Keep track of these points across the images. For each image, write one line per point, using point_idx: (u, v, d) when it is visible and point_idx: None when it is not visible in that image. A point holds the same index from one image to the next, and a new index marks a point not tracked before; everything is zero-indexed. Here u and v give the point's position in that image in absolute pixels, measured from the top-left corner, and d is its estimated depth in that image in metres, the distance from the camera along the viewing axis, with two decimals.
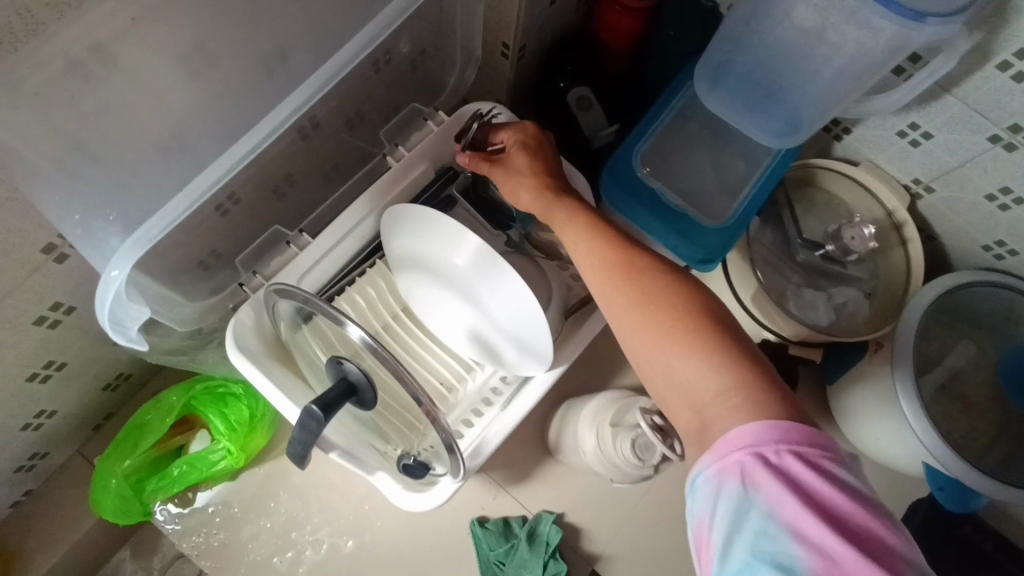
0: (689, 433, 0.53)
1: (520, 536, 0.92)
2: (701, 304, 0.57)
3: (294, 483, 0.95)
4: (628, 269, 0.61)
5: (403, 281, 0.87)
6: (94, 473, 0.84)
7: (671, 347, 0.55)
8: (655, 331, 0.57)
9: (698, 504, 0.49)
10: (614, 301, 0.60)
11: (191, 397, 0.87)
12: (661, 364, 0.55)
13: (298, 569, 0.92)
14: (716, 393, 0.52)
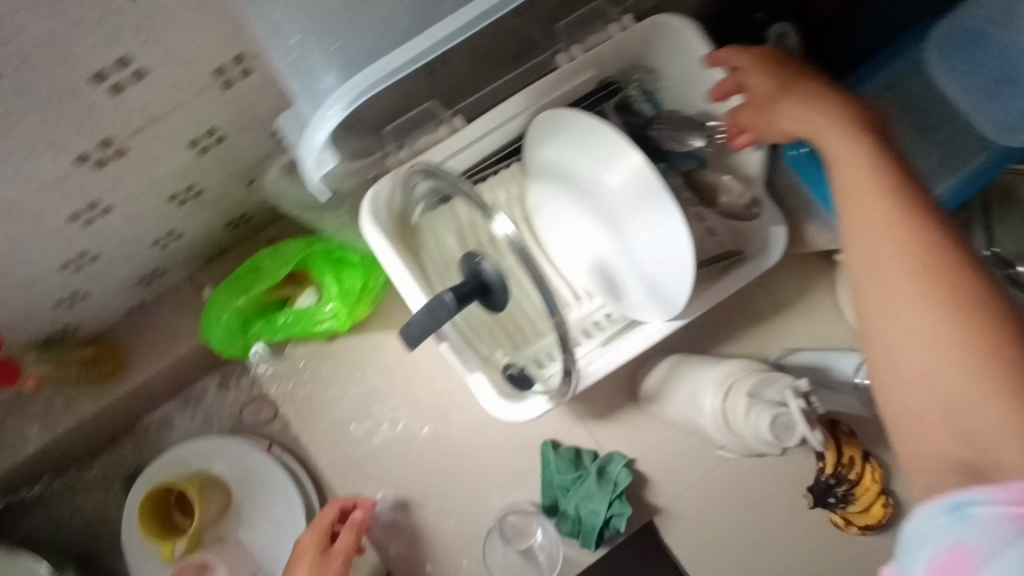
0: (950, 460, 0.45)
1: (589, 469, 0.91)
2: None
3: (382, 360, 0.96)
4: (930, 253, 0.50)
5: (536, 190, 0.82)
6: (208, 303, 0.85)
7: (970, 363, 0.45)
8: (934, 316, 0.47)
9: (968, 534, 0.41)
10: (900, 285, 0.50)
11: (309, 254, 0.86)
12: (943, 376, 0.46)
13: (370, 440, 0.94)
14: (1011, 435, 0.43)
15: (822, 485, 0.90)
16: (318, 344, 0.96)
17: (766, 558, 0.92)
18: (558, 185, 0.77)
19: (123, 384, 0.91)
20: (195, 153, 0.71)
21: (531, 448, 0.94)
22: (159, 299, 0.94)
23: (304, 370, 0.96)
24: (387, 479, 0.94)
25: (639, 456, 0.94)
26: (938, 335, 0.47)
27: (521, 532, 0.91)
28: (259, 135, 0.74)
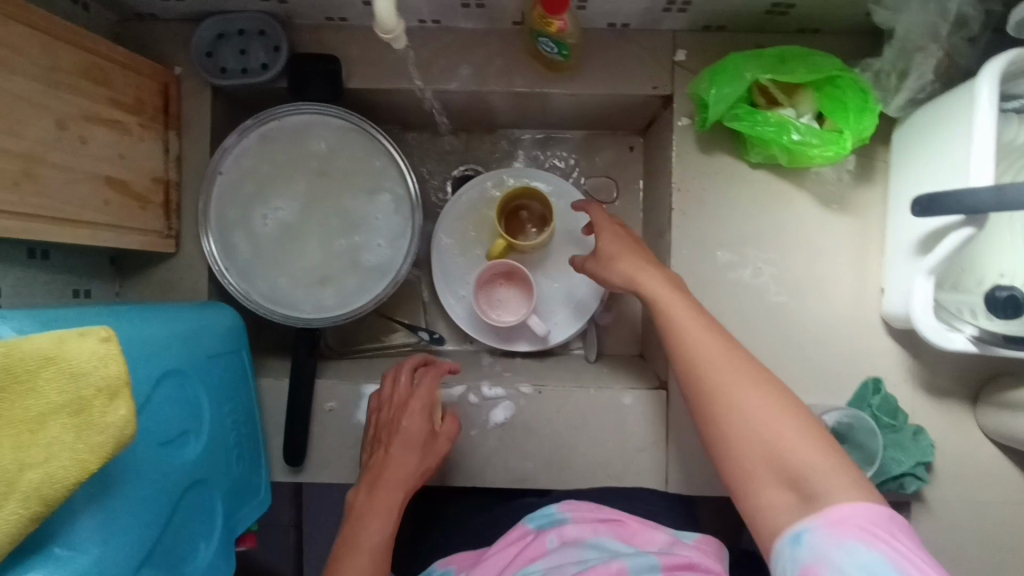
0: (782, 485, 0.65)
1: (906, 426, 0.90)
2: (752, 373, 0.70)
3: (782, 213, 0.94)
4: (743, 369, 0.70)
5: None
6: (732, 58, 0.82)
7: (788, 426, 0.66)
8: (760, 401, 0.68)
9: (802, 555, 0.60)
10: (733, 442, 0.68)
11: (843, 77, 0.81)
12: (782, 505, 0.64)
13: (728, 273, 0.94)
14: (811, 462, 0.64)
15: None
16: (739, 165, 0.93)
17: None
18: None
19: (569, 86, 0.93)
20: None
21: (851, 374, 0.94)
22: (639, 33, 0.92)
23: (710, 179, 0.93)
24: (720, 318, 0.94)
25: (937, 442, 0.94)
26: (749, 380, 0.69)
27: None
28: None
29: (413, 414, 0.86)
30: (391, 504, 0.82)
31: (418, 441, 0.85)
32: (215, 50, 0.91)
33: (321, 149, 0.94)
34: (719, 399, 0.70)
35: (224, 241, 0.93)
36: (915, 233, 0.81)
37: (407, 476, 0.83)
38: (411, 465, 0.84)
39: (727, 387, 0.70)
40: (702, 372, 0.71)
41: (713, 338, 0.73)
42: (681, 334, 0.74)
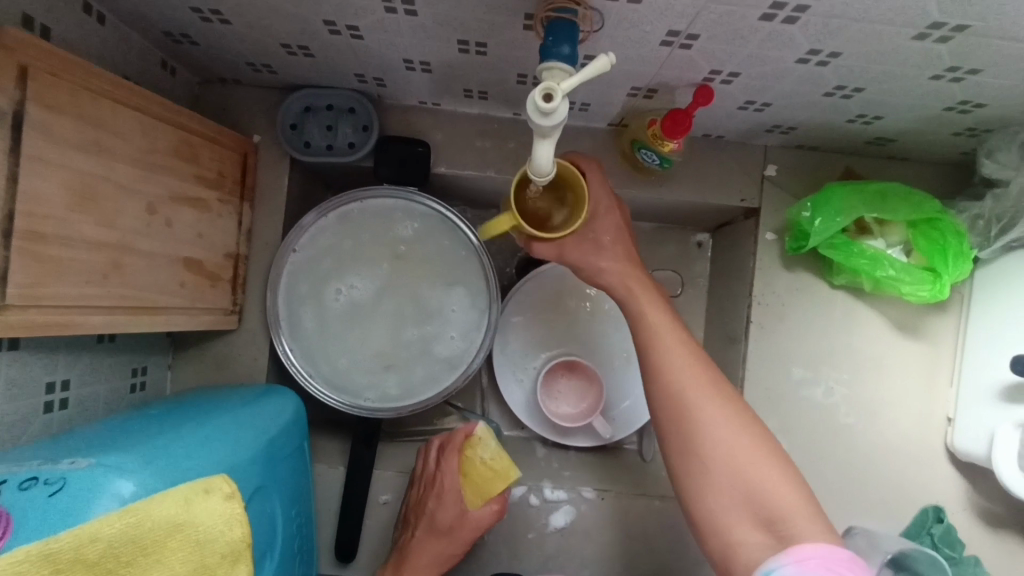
0: (763, 529, 0.63)
1: (964, 558, 0.90)
2: (728, 399, 0.69)
3: (860, 336, 0.93)
4: (719, 388, 0.69)
5: None
6: (835, 188, 0.83)
7: (747, 445, 0.66)
8: (729, 419, 0.67)
9: None
10: (692, 452, 0.67)
11: (944, 220, 0.81)
12: (730, 499, 0.65)
13: (801, 390, 0.93)
14: (780, 493, 0.63)
15: None
16: (821, 284, 0.92)
17: None
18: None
19: (657, 190, 0.92)
20: None
21: (914, 501, 0.93)
22: (732, 146, 0.92)
23: (790, 296, 0.92)
24: (790, 436, 0.92)
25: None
26: (727, 415, 0.68)
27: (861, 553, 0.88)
28: None
29: (448, 500, 0.83)
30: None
31: (455, 518, 0.83)
32: (300, 124, 0.88)
33: (402, 235, 0.91)
34: (696, 433, 0.67)
35: (291, 320, 0.89)
36: (1000, 377, 0.82)
37: (435, 557, 0.83)
38: (442, 548, 0.83)
39: (704, 420, 0.67)
40: (679, 405, 0.69)
41: (696, 367, 0.70)
42: (664, 367, 0.71)
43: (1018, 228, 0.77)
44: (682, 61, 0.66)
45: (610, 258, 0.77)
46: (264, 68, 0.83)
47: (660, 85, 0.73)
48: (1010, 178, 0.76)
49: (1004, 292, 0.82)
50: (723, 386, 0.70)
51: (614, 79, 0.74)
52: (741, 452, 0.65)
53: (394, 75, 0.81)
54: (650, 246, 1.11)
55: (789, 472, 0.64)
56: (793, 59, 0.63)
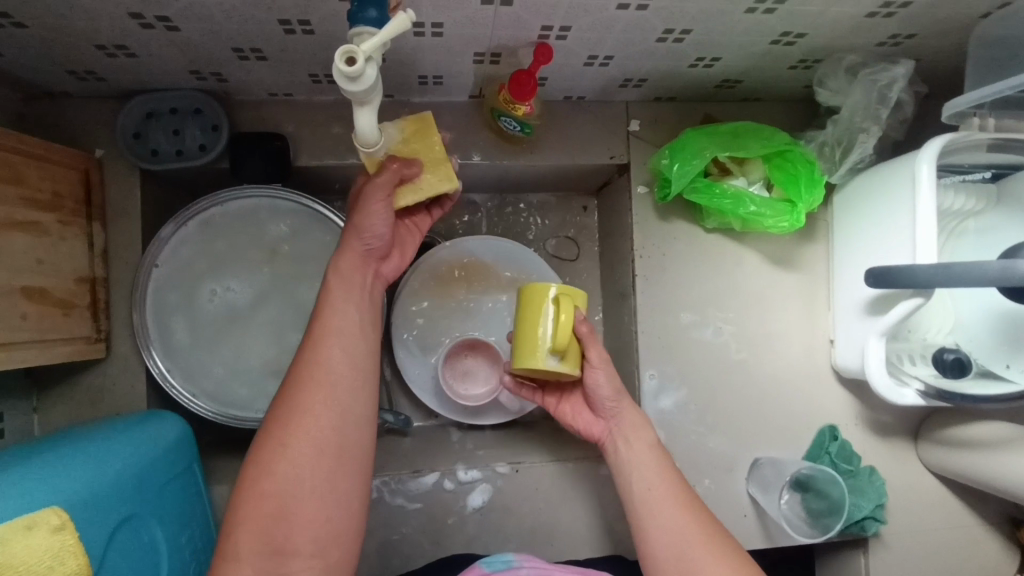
0: None
1: (860, 469, 0.95)
2: (709, 529, 0.73)
3: (739, 274, 0.96)
4: (696, 516, 0.74)
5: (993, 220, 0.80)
6: (690, 133, 0.85)
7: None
8: (711, 554, 0.70)
9: None
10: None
11: (792, 151, 0.85)
12: None
13: (692, 333, 0.95)
14: None
15: None
16: (696, 229, 0.95)
17: None
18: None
19: (529, 158, 0.92)
20: (863, 16, 0.68)
21: (810, 424, 0.97)
22: (594, 106, 0.93)
23: (670, 243, 0.95)
24: (688, 381, 0.95)
25: (887, 479, 0.99)
26: (695, 519, 0.73)
27: (768, 484, 0.95)
28: (875, 35, 0.73)
29: (333, 300, 0.67)
30: (358, 365, 0.67)
31: (349, 317, 0.67)
32: (144, 132, 0.84)
33: (276, 234, 0.88)
34: (670, 535, 0.73)
35: (164, 340, 0.84)
36: (862, 293, 0.86)
37: (343, 325, 0.67)
38: (349, 317, 0.67)
39: (675, 523, 0.73)
40: (659, 516, 0.74)
41: (671, 485, 0.76)
42: (648, 489, 0.76)
43: (858, 149, 0.82)
44: (511, 19, 0.66)
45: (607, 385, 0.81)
46: (89, 76, 0.78)
47: (500, 48, 0.73)
48: (842, 103, 0.80)
49: (858, 212, 0.86)
50: (693, 501, 0.75)
51: (454, 46, 0.73)
52: (710, 553, 0.70)
53: (232, 67, 0.78)
54: (538, 217, 1.11)
55: None
56: (613, 6, 0.64)
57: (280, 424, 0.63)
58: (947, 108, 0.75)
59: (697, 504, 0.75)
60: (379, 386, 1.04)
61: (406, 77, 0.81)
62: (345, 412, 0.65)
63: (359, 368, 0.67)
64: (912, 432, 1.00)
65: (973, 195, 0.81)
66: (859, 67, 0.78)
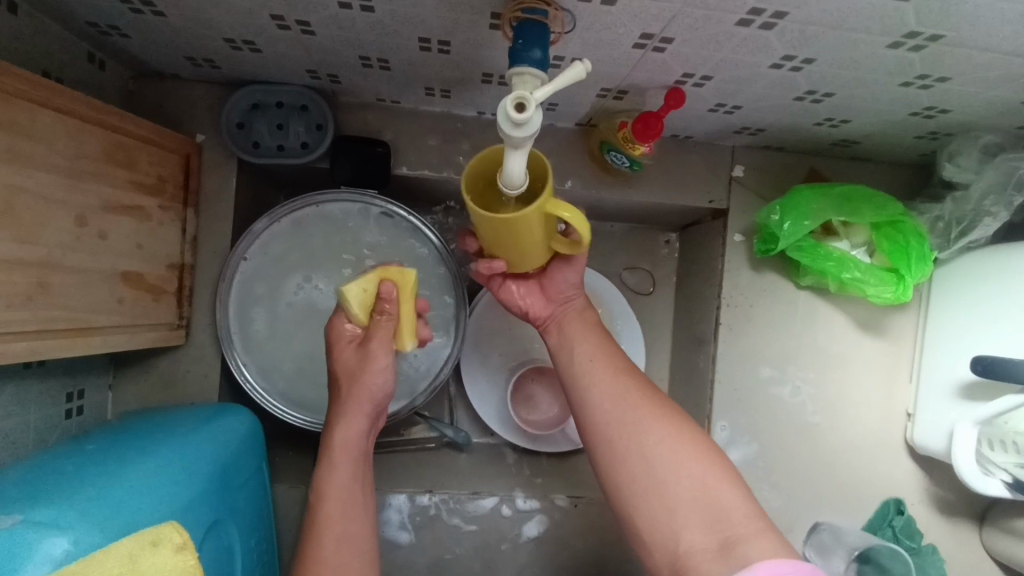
0: (710, 550, 0.57)
1: (924, 547, 0.92)
2: (685, 434, 0.64)
3: (823, 333, 0.94)
4: (660, 416, 0.65)
5: None
6: (802, 189, 0.82)
7: (703, 474, 0.61)
8: (690, 461, 0.62)
9: None
10: (647, 507, 0.62)
11: (905, 222, 0.82)
12: (685, 526, 0.59)
13: (767, 388, 0.93)
14: (740, 513, 0.58)
15: None
16: (786, 283, 0.93)
17: None
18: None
19: (626, 192, 0.90)
20: (1019, 101, 0.65)
21: (876, 495, 0.95)
22: (699, 146, 0.91)
23: (758, 294, 0.93)
24: (759, 437, 0.93)
25: (949, 562, 0.96)
26: (675, 430, 0.64)
27: (827, 549, 0.92)
28: (1023, 119, 0.70)
29: (327, 474, 0.69)
30: (353, 517, 0.68)
31: (347, 481, 0.68)
32: (247, 122, 0.83)
33: (366, 241, 0.87)
34: (645, 460, 0.63)
35: (244, 333, 0.83)
36: (957, 374, 0.84)
37: (345, 487, 0.68)
38: (346, 473, 0.69)
39: (654, 448, 0.63)
40: (630, 434, 0.65)
41: (655, 410, 0.66)
42: (614, 412, 0.67)
43: (978, 231, 0.79)
44: (656, 64, 0.64)
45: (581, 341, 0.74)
46: (206, 62, 0.76)
47: (630, 86, 0.71)
48: (970, 182, 0.78)
49: (963, 292, 0.83)
50: (675, 413, 0.66)
51: (583, 79, 0.71)
52: (694, 474, 0.61)
53: (351, 72, 0.76)
54: (617, 246, 1.08)
55: (743, 491, 0.60)
56: (767, 65, 0.61)
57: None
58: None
59: (660, 398, 0.67)
60: (439, 397, 1.02)
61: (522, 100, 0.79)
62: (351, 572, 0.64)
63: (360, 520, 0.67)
64: (978, 516, 0.97)
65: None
66: (995, 148, 0.76)
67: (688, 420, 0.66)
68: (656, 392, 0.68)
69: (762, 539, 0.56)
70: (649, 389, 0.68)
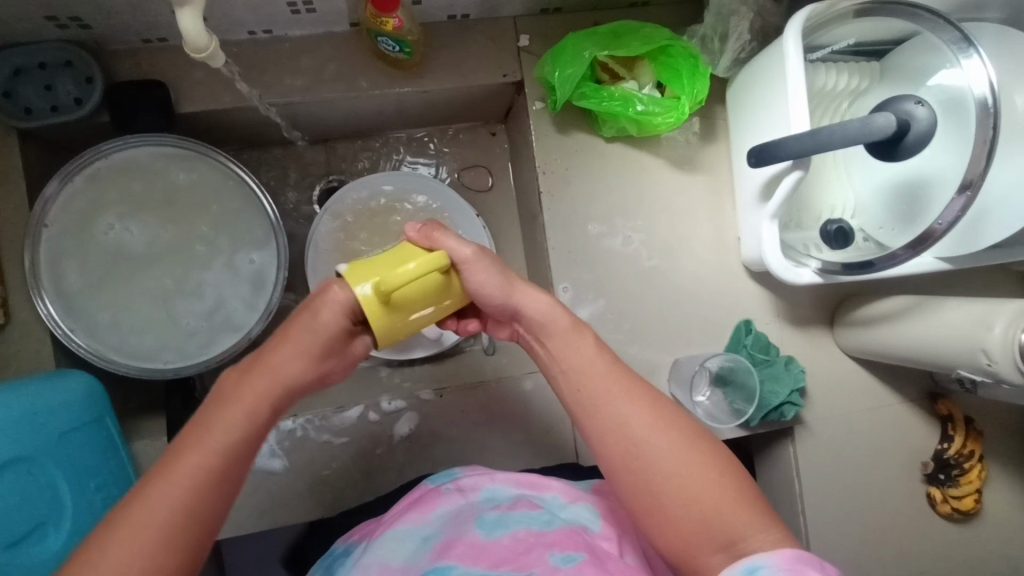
0: (643, 499, 0.60)
1: (778, 357, 0.96)
2: (627, 386, 0.64)
3: (641, 179, 0.97)
4: (607, 371, 0.65)
5: (877, 90, 0.82)
6: (569, 37, 0.86)
7: (666, 438, 0.61)
8: (638, 415, 0.62)
9: None
10: (591, 438, 0.63)
11: (672, 46, 0.86)
12: (632, 477, 0.60)
13: (600, 243, 0.96)
14: (689, 473, 0.59)
15: (941, 459, 1.01)
16: (595, 138, 0.95)
17: (868, 503, 1.01)
18: (937, 96, 0.75)
19: (419, 83, 0.91)
20: None
21: (728, 321, 0.99)
22: (480, 24, 0.92)
23: (572, 156, 0.95)
24: (602, 291, 0.96)
25: (807, 367, 1.01)
26: (676, 434, 0.61)
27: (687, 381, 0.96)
28: None
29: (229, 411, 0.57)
30: (218, 492, 0.55)
31: (238, 441, 0.57)
32: (13, 90, 0.82)
33: (170, 186, 0.87)
34: (646, 452, 0.60)
35: (62, 298, 0.82)
36: (757, 183, 0.88)
37: (228, 443, 0.56)
38: (241, 434, 0.57)
39: (629, 424, 0.61)
40: (600, 411, 0.63)
41: (635, 397, 0.63)
42: (596, 390, 0.64)
43: (735, 34, 0.86)
44: None
45: (576, 346, 0.66)
46: None
47: None
48: None
49: (744, 102, 0.87)
50: (650, 392, 0.64)
51: None
52: (697, 477, 0.59)
53: (92, 9, 0.76)
54: (449, 149, 1.10)
55: (707, 465, 0.59)
56: None
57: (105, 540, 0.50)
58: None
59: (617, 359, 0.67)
60: None
61: (275, 4, 0.80)
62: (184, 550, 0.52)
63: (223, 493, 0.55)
64: (827, 320, 1.02)
65: (856, 72, 0.83)
66: None
67: (660, 398, 0.64)
68: (598, 343, 0.66)
69: (764, 539, 0.56)
70: (605, 347, 0.66)
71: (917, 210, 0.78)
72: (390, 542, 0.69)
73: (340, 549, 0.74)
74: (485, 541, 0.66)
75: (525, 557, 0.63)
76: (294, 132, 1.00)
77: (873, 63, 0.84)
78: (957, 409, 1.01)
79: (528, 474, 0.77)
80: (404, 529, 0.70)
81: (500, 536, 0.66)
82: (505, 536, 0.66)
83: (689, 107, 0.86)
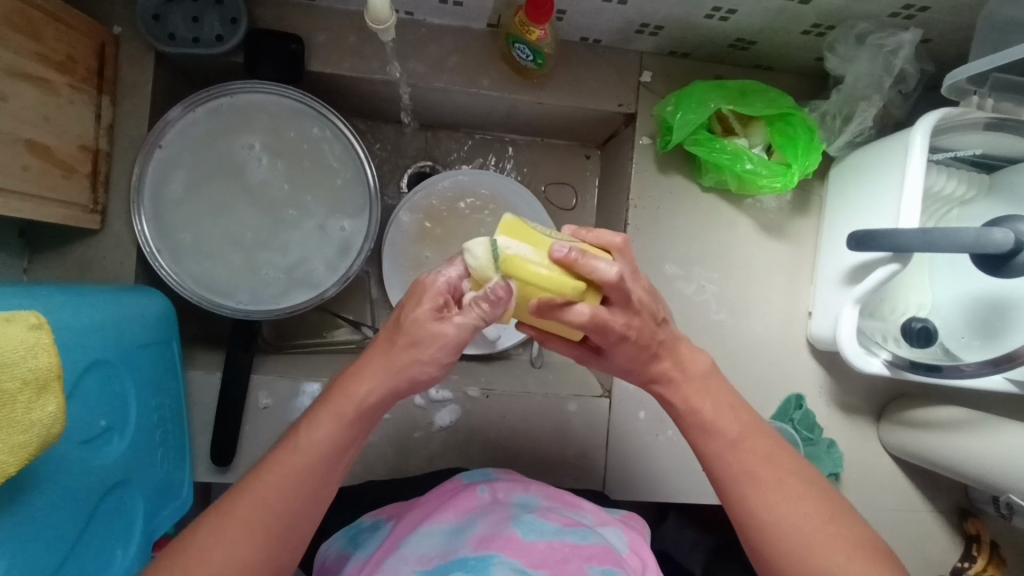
0: None
1: (820, 439, 0.97)
2: (774, 462, 0.61)
3: (728, 233, 0.98)
4: (754, 446, 0.62)
5: (986, 203, 0.83)
6: (696, 85, 0.88)
7: (821, 525, 0.58)
8: (790, 499, 0.60)
9: None
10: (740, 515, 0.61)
11: (794, 115, 0.87)
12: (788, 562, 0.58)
13: (675, 285, 0.97)
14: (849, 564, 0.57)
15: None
16: (692, 184, 0.97)
17: None
18: None
19: (537, 94, 0.93)
20: None
21: (779, 391, 0.99)
22: (609, 52, 0.94)
23: (667, 196, 0.96)
24: None
25: (845, 454, 1.01)
26: (831, 519, 0.59)
27: None
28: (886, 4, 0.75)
29: (318, 423, 0.58)
30: (311, 487, 0.57)
31: (329, 446, 0.58)
32: (163, 14, 0.84)
33: (282, 138, 0.90)
34: (797, 538, 0.58)
35: (158, 221, 0.85)
36: (848, 267, 0.89)
37: (327, 452, 0.57)
38: (336, 443, 0.58)
39: (783, 514, 0.59)
40: (753, 490, 0.61)
41: (784, 478, 0.61)
42: (747, 471, 0.61)
43: (857, 118, 0.88)
44: None
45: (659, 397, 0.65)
46: None
47: None
48: (846, 69, 0.86)
49: (853, 185, 0.88)
50: (799, 471, 0.61)
51: None
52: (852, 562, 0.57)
53: None
54: (542, 162, 1.12)
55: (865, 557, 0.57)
56: None
57: (215, 519, 0.54)
58: (946, 80, 0.83)
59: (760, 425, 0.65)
60: (363, 303, 1.06)
61: None
62: (283, 543, 0.56)
63: (322, 485, 0.57)
64: (875, 414, 1.02)
65: (965, 181, 0.84)
66: (867, 35, 0.84)
67: (815, 482, 0.61)
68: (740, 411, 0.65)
69: None
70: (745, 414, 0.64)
71: (1003, 330, 0.78)
72: (423, 534, 0.67)
73: (369, 521, 0.74)
74: (522, 541, 0.64)
75: (561, 565, 0.62)
76: (405, 114, 1.03)
77: (984, 176, 0.84)
78: (985, 531, 1.00)
79: (558, 489, 0.77)
80: (442, 527, 0.68)
81: (535, 540, 0.64)
82: (541, 542, 0.65)
83: (797, 177, 0.87)
